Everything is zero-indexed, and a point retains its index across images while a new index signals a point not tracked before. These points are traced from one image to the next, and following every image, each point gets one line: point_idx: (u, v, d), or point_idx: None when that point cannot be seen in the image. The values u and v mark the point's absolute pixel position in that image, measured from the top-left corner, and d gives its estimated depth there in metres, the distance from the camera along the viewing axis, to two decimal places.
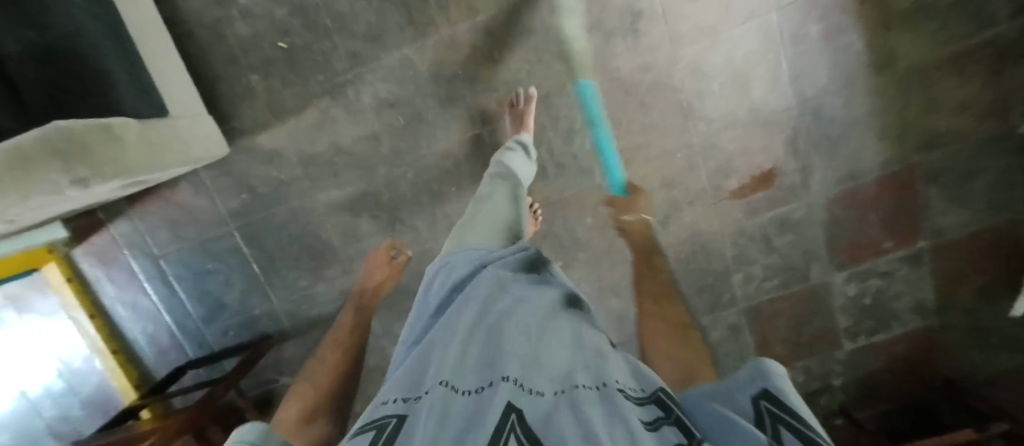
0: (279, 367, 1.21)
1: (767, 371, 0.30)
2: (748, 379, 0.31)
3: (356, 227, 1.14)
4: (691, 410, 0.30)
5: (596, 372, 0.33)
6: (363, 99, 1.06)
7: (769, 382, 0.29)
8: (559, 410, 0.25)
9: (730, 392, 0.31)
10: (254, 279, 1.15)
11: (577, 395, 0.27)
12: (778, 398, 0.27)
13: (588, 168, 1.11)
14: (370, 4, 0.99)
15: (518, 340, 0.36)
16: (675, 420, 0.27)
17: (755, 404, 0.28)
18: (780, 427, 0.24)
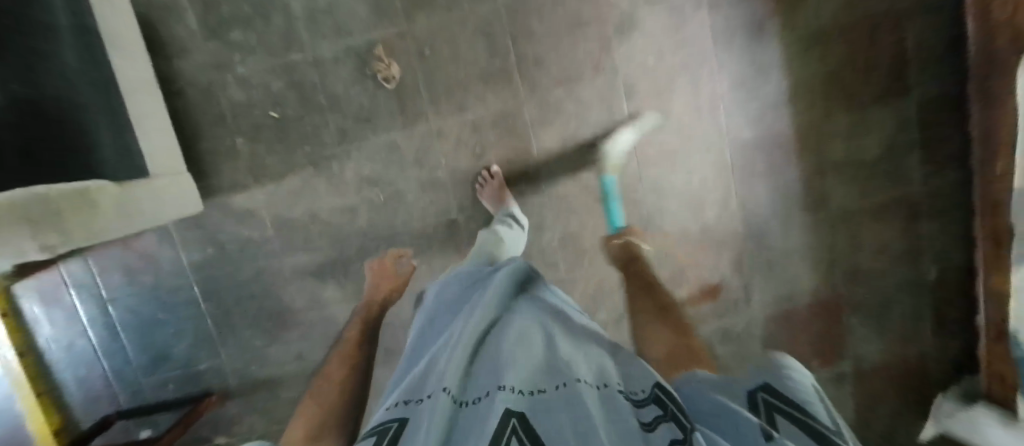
0: (216, 424, 1.18)
1: (787, 378, 0.44)
2: (762, 379, 0.45)
3: (319, 294, 1.13)
4: (719, 394, 0.45)
5: (588, 373, 0.43)
6: (346, 174, 1.07)
7: (773, 386, 0.43)
8: (554, 400, 0.35)
9: (747, 387, 0.45)
10: (212, 332, 1.14)
11: (567, 389, 0.37)
12: (775, 394, 0.41)
13: (553, 264, 1.14)
14: (365, 89, 1.03)
15: (519, 350, 0.46)
16: (670, 414, 0.38)
17: (762, 395, 0.42)
18: (777, 414, 0.39)
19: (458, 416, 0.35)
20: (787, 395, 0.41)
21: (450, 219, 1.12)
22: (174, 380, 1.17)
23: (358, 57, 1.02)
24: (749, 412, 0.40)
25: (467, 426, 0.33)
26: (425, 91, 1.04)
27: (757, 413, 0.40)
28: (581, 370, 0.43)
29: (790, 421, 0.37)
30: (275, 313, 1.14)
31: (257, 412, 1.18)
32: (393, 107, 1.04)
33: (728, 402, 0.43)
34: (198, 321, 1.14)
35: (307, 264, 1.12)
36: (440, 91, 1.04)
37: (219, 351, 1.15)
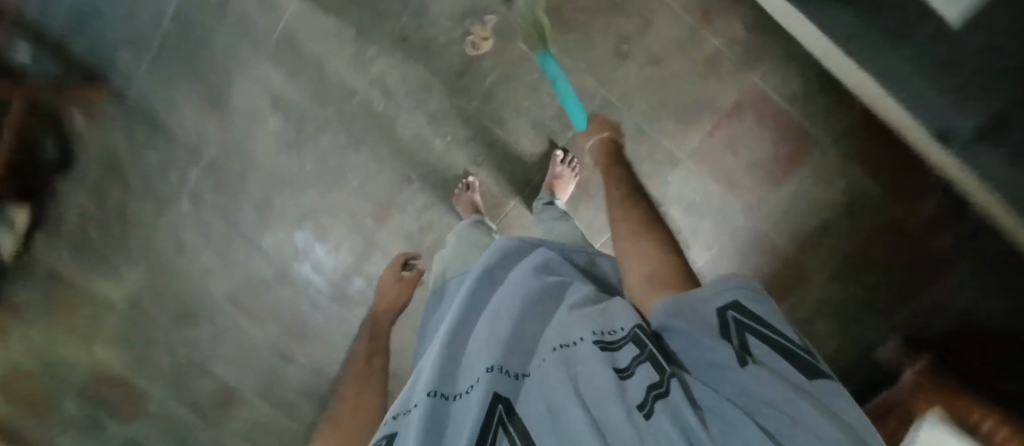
0: (84, 107, 1.12)
1: (735, 283, 0.38)
2: (721, 291, 0.38)
3: (263, 113, 1.11)
4: (673, 316, 0.38)
5: (568, 326, 0.42)
6: (375, 66, 1.06)
7: (736, 299, 0.37)
8: (540, 386, 0.36)
9: (701, 297, 0.38)
10: (150, 43, 1.07)
11: (551, 361, 0.38)
12: (741, 307, 0.36)
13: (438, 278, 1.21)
14: (452, 32, 1.02)
15: (499, 316, 0.46)
16: (649, 355, 0.35)
17: (725, 312, 0.36)
18: (748, 334, 0.35)
19: (447, 420, 0.36)
20: (750, 308, 0.36)
21: (407, 177, 1.14)
22: (83, 43, 1.07)
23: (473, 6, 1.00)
24: (718, 332, 0.35)
25: (462, 426, 0.34)
26: (488, 83, 1.05)
27: (723, 338, 0.35)
28: (563, 331, 0.42)
29: (766, 346, 0.34)
30: (216, 88, 1.10)
31: (127, 133, 1.14)
32: (457, 66, 1.04)
33: (689, 323, 0.36)
34: (150, 25, 1.06)
35: (277, 86, 1.09)
36: (498, 96, 1.06)
37: (145, 63, 1.09)
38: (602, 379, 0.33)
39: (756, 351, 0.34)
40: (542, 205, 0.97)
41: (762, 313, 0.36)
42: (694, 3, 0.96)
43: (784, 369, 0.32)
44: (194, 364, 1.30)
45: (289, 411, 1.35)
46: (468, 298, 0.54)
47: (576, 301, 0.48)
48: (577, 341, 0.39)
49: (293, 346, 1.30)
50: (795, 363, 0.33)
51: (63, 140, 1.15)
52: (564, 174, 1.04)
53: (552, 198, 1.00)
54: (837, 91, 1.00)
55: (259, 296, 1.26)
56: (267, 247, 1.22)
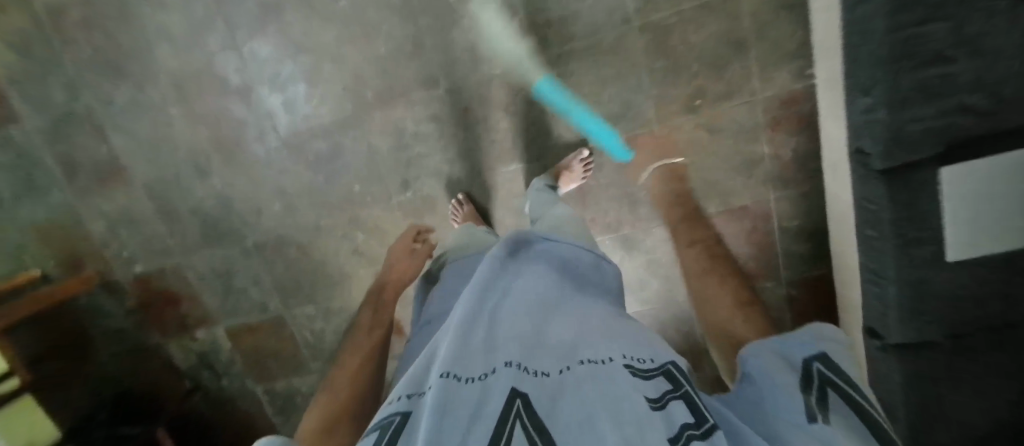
0: None
1: (825, 338, 0.44)
2: (804, 345, 0.44)
3: None
4: (762, 362, 0.44)
5: (597, 345, 0.42)
6: None
7: (824, 351, 0.42)
8: (562, 392, 0.35)
9: (791, 349, 0.44)
10: None
11: (580, 373, 0.37)
12: (827, 363, 0.41)
13: (405, 188, 1.14)
14: None
15: (519, 315, 0.45)
16: (681, 395, 0.37)
17: (810, 362, 0.42)
18: (827, 386, 0.39)
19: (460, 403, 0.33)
20: (835, 362, 0.41)
21: (435, 80, 1.05)
22: None
23: None
24: (799, 382, 0.41)
25: (478, 409, 0.32)
26: (566, 48, 1.00)
27: (804, 388, 0.40)
28: (589, 347, 0.42)
29: (841, 397, 0.38)
30: None
31: None
32: (549, 13, 0.98)
33: (771, 370, 0.42)
34: None
35: None
36: (567, 65, 1.01)
37: None
38: (637, 401, 0.33)
39: (831, 400, 0.38)
40: (538, 185, 0.97)
41: (849, 368, 0.41)
42: (777, 106, 0.98)
43: (854, 421, 0.36)
44: (96, 114, 1.13)
45: (170, 219, 1.21)
46: (480, 277, 0.53)
47: (598, 321, 0.48)
48: (607, 360, 0.39)
49: (212, 162, 1.15)
50: (863, 420, 0.36)
51: None
52: (573, 169, 1.04)
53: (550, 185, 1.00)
54: (821, 248, 1.09)
55: (207, 92, 1.10)
56: (247, 50, 1.06)
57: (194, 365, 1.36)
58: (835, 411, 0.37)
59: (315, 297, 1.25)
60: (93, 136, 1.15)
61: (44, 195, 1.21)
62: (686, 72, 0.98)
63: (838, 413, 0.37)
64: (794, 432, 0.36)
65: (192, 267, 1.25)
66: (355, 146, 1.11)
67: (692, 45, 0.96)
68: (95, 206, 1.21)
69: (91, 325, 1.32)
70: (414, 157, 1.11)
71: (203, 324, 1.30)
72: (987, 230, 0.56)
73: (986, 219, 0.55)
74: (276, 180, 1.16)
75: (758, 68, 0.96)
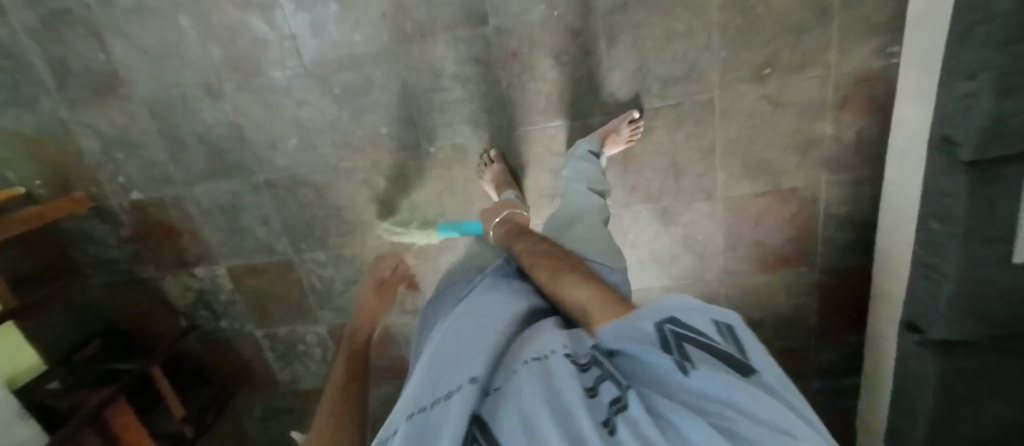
0: None
1: (663, 299, 0.41)
2: (653, 310, 0.41)
3: None
4: (620, 334, 0.41)
5: (536, 343, 0.43)
6: None
7: (673, 313, 0.39)
8: (507, 397, 0.35)
9: (640, 316, 0.41)
10: None
11: (524, 372, 0.38)
12: (678, 320, 0.38)
13: (436, 136, 1.06)
14: None
15: (472, 330, 0.47)
16: (610, 374, 0.37)
17: (660, 325, 0.39)
18: (685, 341, 0.37)
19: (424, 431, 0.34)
20: (691, 312, 0.39)
21: (484, 17, 0.94)
22: None
23: None
24: (658, 343, 0.37)
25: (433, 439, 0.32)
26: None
27: (664, 344, 0.37)
28: (529, 348, 0.43)
29: (709, 345, 0.36)
30: None
31: None
32: None
33: (630, 342, 0.39)
34: None
35: None
36: (633, 15, 0.91)
37: None
38: (568, 394, 0.34)
39: (699, 350, 0.36)
40: (580, 153, 0.93)
41: (698, 319, 0.38)
42: (850, 83, 0.92)
43: (724, 365, 0.34)
44: (93, 15, 1.00)
45: (173, 145, 1.10)
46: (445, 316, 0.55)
47: (542, 322, 0.49)
48: (548, 354, 0.40)
49: (225, 85, 1.04)
50: (739, 360, 0.35)
51: None
52: (622, 133, 0.96)
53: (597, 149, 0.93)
54: (864, 239, 1.06)
55: (223, 5, 0.97)
56: None
57: (191, 303, 1.29)
58: (713, 356, 0.35)
59: (327, 243, 1.18)
60: (89, 41, 1.02)
61: (31, 103, 1.08)
62: (761, 36, 0.90)
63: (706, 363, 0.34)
64: (687, 391, 0.33)
65: (196, 200, 1.15)
66: (385, 84, 1.02)
67: (773, 6, 0.87)
68: (89, 121, 1.09)
69: (80, 254, 1.23)
70: (450, 101, 1.02)
71: (204, 261, 1.22)
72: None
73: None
74: (295, 112, 1.06)
75: (840, 39, 0.88)
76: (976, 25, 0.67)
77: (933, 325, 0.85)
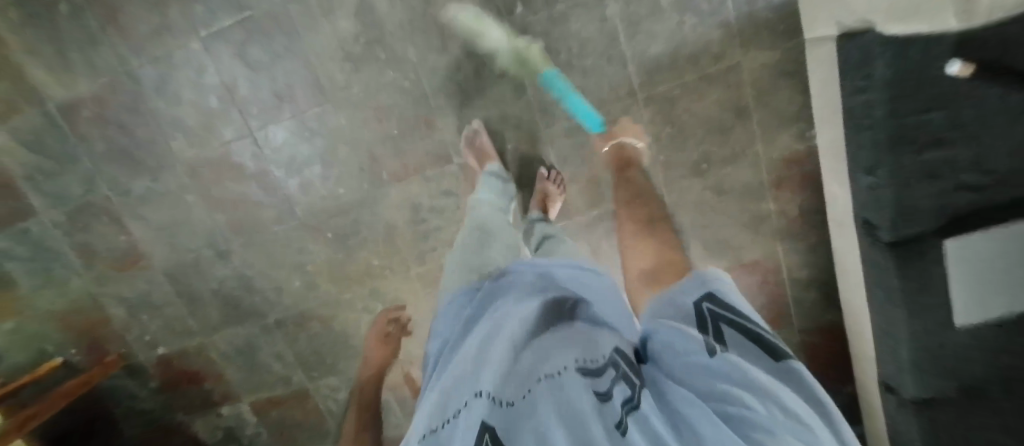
0: None
1: (708, 278, 0.46)
2: (697, 287, 0.46)
3: (340, 13, 0.97)
4: (666, 322, 0.45)
5: (557, 355, 0.43)
6: (482, 42, 0.98)
7: (712, 289, 0.44)
8: (525, 413, 0.36)
9: (683, 295, 0.47)
10: None
11: (542, 389, 0.38)
12: (717, 303, 0.43)
13: (423, 261, 1.16)
14: (570, 59, 0.98)
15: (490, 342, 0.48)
16: (624, 379, 0.40)
17: (700, 304, 0.44)
18: (720, 321, 0.41)
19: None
20: (725, 300, 0.43)
21: (448, 157, 1.07)
22: None
23: (607, 49, 0.96)
24: (696, 325, 0.42)
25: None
26: (575, 122, 1.03)
27: (701, 327, 0.41)
28: (548, 355, 0.43)
29: (735, 329, 0.40)
30: None
31: None
32: (556, 91, 1.01)
33: (670, 327, 0.43)
34: None
35: None
36: (576, 138, 1.04)
37: None
38: (588, 407, 0.35)
39: (726, 334, 0.40)
40: (530, 222, 0.95)
41: (732, 299, 0.43)
42: (781, 166, 1.02)
43: (755, 355, 0.37)
44: (113, 205, 1.15)
45: (192, 302, 1.22)
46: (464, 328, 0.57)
47: (559, 324, 0.50)
48: (560, 370, 0.40)
49: (232, 245, 1.17)
50: (765, 348, 0.38)
51: None
52: (552, 191, 1.03)
53: (541, 217, 0.97)
54: (831, 296, 1.11)
55: (224, 181, 1.12)
56: (262, 138, 1.08)
57: (220, 439, 1.37)
58: (734, 346, 0.38)
59: (339, 366, 1.26)
60: (111, 227, 1.16)
61: (64, 285, 1.22)
62: (691, 140, 1.01)
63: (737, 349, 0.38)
64: (704, 374, 0.36)
65: (216, 346, 1.26)
66: (372, 223, 1.14)
67: (694, 115, 1.00)
68: (117, 293, 1.22)
69: (115, 408, 1.34)
70: (431, 230, 1.13)
71: (228, 399, 1.31)
72: (980, 301, 0.74)
73: (982, 291, 0.73)
74: (296, 258, 1.18)
75: (761, 133, 0.99)
76: (862, 129, 0.77)
77: (907, 383, 0.89)
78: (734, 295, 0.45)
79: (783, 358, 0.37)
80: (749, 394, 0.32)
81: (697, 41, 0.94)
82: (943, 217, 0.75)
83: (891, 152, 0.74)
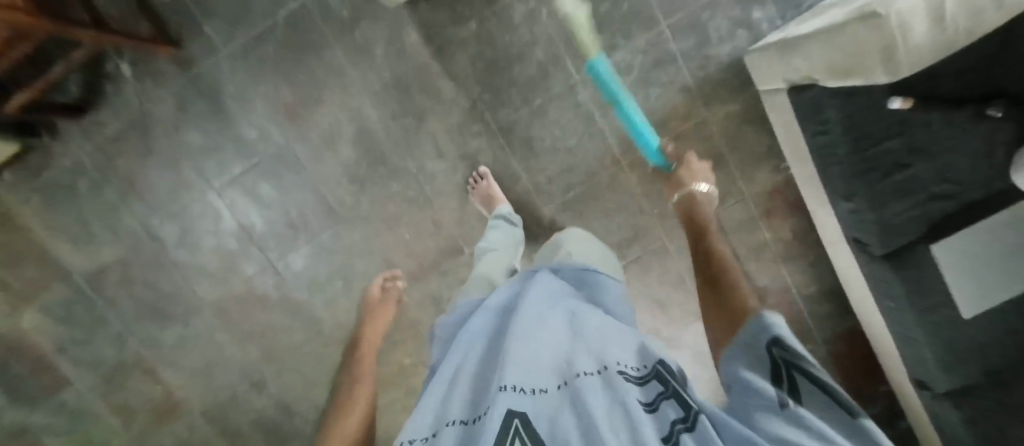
0: (137, 65, 1.00)
1: (773, 324, 0.46)
2: (763, 332, 0.46)
3: (339, 143, 1.06)
4: (736, 365, 0.46)
5: (597, 359, 0.47)
6: (472, 143, 1.07)
7: (782, 337, 0.44)
8: (560, 406, 0.40)
9: (750, 340, 0.47)
10: (246, 27, 0.98)
11: (580, 385, 0.42)
12: (786, 351, 0.43)
13: None
14: (555, 141, 1.07)
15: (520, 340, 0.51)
16: (671, 393, 0.43)
17: (771, 352, 0.44)
18: (793, 370, 0.41)
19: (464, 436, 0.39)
20: (795, 349, 0.43)
21: (460, 248, 1.13)
22: None
23: (586, 128, 1.06)
24: (762, 371, 0.43)
25: (480, 438, 0.37)
26: (570, 196, 1.11)
27: (774, 380, 0.42)
28: (587, 357, 0.48)
29: (808, 380, 0.41)
30: (300, 97, 1.03)
31: (174, 101, 1.01)
32: (549, 171, 1.09)
33: (740, 375, 0.44)
34: (258, 11, 0.97)
35: (367, 120, 1.05)
36: (574, 209, 1.11)
37: (233, 41, 0.99)
38: (631, 404, 0.39)
39: (800, 388, 0.40)
40: None
41: (799, 346, 0.44)
42: (765, 197, 1.10)
43: (822, 404, 0.38)
44: (146, 358, 1.17)
45: (233, 437, 1.23)
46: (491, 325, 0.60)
47: (591, 331, 0.54)
48: (602, 372, 0.44)
49: (266, 372, 1.20)
50: (832, 399, 0.39)
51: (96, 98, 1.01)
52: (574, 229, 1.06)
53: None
54: (842, 304, 1.17)
55: (251, 313, 1.16)
56: (283, 266, 1.14)
57: None
58: (806, 401, 0.39)
59: None
60: (146, 380, 1.19)
61: None
62: None
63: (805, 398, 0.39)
64: (771, 420, 0.37)
65: None
66: (398, 324, 1.18)
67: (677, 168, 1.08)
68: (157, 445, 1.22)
69: None
70: None
71: None
72: (982, 295, 0.82)
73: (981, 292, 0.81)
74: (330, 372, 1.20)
75: (740, 172, 1.08)
76: (828, 162, 0.86)
77: (935, 377, 0.94)
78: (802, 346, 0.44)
79: (858, 414, 0.37)
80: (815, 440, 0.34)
81: (664, 107, 1.04)
82: (924, 227, 0.83)
83: (861, 180, 0.83)
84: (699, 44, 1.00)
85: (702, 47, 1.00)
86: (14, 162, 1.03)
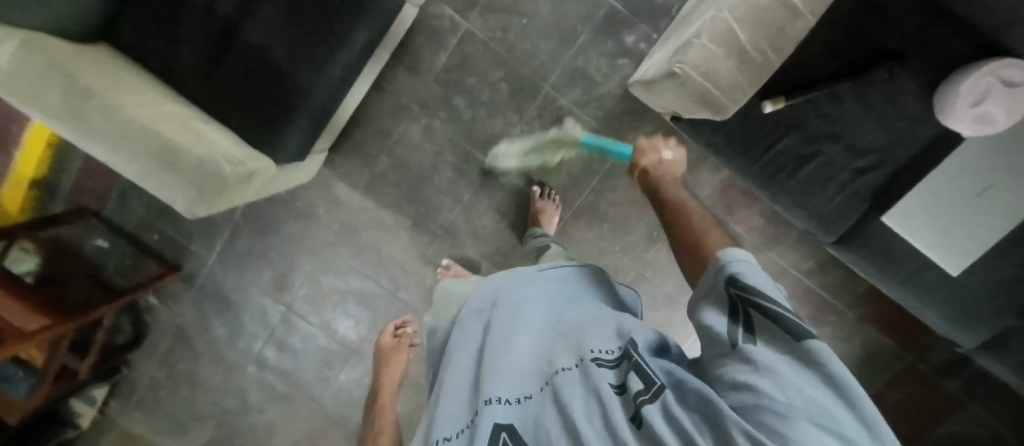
0: (162, 291, 1.24)
1: (730, 260, 0.35)
2: (728, 266, 0.35)
3: (324, 292, 1.21)
4: (700, 307, 0.36)
5: (573, 346, 0.43)
6: (427, 250, 1.16)
7: (734, 271, 0.34)
8: (544, 406, 0.38)
9: (712, 283, 0.36)
10: (219, 236, 1.18)
11: (557, 383, 0.39)
12: (745, 289, 0.32)
13: None
14: (497, 221, 1.12)
15: (504, 340, 0.48)
16: (634, 363, 0.36)
17: (726, 291, 0.34)
18: (750, 306, 0.31)
19: None
20: (750, 280, 0.32)
21: None
22: (159, 235, 1.18)
23: (518, 201, 1.10)
24: (728, 315, 0.33)
25: None
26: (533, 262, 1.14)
27: (732, 316, 0.32)
28: (567, 351, 0.43)
29: (766, 314, 0.30)
30: (279, 269, 1.19)
31: (195, 309, 1.24)
32: (504, 249, 1.14)
33: (695, 323, 0.36)
34: (222, 219, 1.16)
35: (337, 265, 1.18)
36: None
37: (214, 249, 1.19)
38: (599, 390, 0.34)
39: (758, 321, 0.30)
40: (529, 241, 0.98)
41: (766, 280, 0.33)
42: (719, 196, 1.06)
43: (778, 337, 0.28)
44: None
45: None
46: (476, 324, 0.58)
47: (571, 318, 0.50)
48: (576, 362, 0.40)
49: None
50: (784, 326, 0.29)
51: (145, 326, 1.27)
52: (547, 207, 1.05)
53: (543, 231, 1.00)
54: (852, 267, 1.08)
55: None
56: (325, 402, 1.30)
57: None
58: (762, 331, 0.30)
59: None
60: None
61: None
62: (630, 221, 1.09)
63: (764, 333, 0.29)
64: (731, 371, 0.29)
65: None
66: None
67: (618, 203, 1.08)
68: None
69: None
70: None
71: None
72: (961, 246, 0.71)
73: (963, 231, 0.70)
74: None
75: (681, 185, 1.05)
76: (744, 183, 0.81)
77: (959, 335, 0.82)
78: (771, 278, 0.33)
79: (803, 335, 0.27)
80: (766, 377, 0.26)
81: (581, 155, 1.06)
82: (865, 201, 0.76)
83: (771, 186, 0.77)
84: (586, 91, 1.02)
85: (591, 91, 1.01)
86: (115, 392, 1.33)
